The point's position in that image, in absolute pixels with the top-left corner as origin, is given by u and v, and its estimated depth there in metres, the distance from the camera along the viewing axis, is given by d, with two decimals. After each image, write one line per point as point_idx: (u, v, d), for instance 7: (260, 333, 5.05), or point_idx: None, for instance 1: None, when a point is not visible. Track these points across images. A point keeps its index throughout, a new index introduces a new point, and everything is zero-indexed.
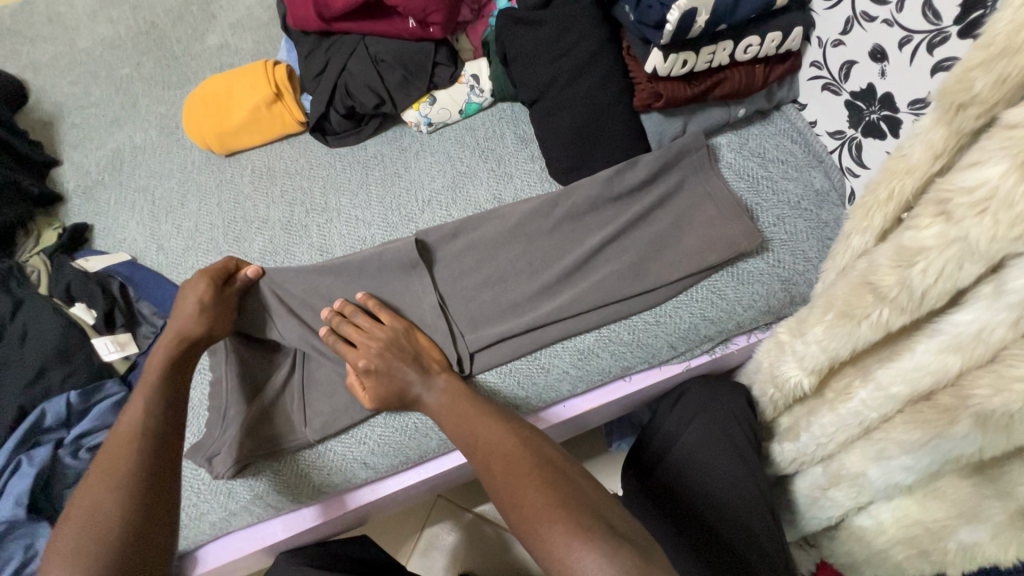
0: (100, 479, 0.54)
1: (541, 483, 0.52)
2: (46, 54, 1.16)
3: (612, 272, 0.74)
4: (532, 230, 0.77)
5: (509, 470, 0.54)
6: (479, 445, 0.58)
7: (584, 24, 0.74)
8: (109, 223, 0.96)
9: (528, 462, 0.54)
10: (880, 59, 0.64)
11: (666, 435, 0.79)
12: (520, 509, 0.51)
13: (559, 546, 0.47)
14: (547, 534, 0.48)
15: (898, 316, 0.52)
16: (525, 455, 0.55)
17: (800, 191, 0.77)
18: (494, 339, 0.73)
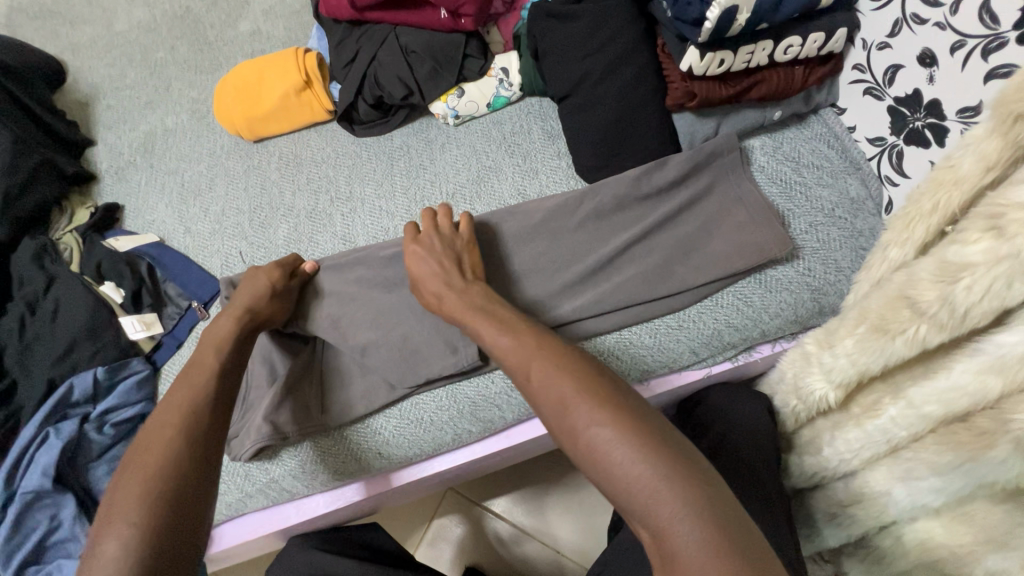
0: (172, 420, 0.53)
1: (578, 379, 0.47)
2: (85, 36, 1.18)
3: (636, 274, 0.73)
4: (556, 228, 0.77)
5: (541, 367, 0.50)
6: (508, 344, 0.54)
7: (619, 19, 0.73)
8: (140, 204, 0.97)
9: (560, 358, 0.50)
10: (929, 63, 0.61)
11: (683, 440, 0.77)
12: (556, 404, 0.47)
13: (600, 446, 0.43)
14: (586, 432, 0.44)
15: (936, 333, 0.50)
16: (561, 352, 0.51)
17: (834, 198, 0.74)
18: None
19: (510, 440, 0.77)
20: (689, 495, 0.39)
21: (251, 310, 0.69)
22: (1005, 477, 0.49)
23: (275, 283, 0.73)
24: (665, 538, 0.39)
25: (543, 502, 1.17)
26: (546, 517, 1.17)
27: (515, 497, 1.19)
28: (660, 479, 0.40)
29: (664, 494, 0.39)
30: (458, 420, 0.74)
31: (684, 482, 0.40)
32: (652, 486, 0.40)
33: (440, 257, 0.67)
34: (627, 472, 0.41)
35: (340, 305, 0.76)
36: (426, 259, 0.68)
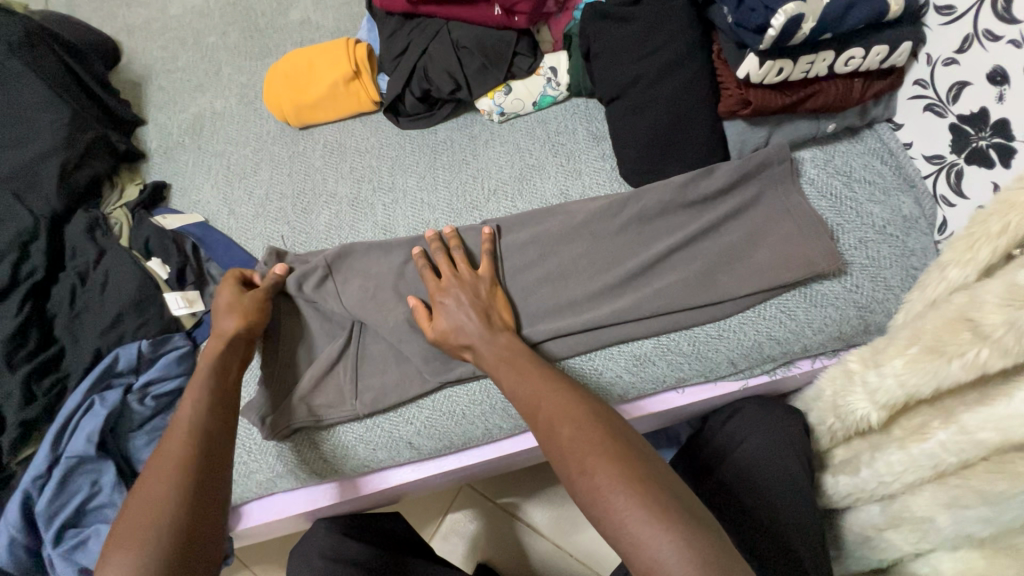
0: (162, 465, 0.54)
1: (584, 432, 0.53)
2: (140, 18, 1.21)
3: (678, 281, 0.72)
4: (599, 229, 0.76)
5: (552, 418, 0.56)
6: (523, 392, 0.60)
7: (677, 23, 0.72)
8: (186, 184, 1.00)
9: (568, 411, 0.56)
10: (999, 82, 0.60)
11: (715, 451, 0.76)
12: (562, 454, 0.53)
13: (600, 493, 0.48)
14: (588, 478, 0.50)
15: (999, 358, 0.48)
16: (572, 404, 0.56)
17: (886, 216, 0.73)
18: (550, 335, 0.72)
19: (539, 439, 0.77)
20: (679, 544, 0.44)
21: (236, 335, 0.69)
22: None
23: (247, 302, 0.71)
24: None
25: (559, 504, 1.17)
26: (562, 519, 1.17)
27: (531, 497, 1.19)
28: (654, 528, 0.45)
29: (656, 540, 0.45)
30: (489, 416, 0.74)
31: (673, 531, 0.45)
32: (646, 534, 0.45)
33: (461, 299, 0.69)
34: (623, 519, 0.47)
35: (377, 294, 0.77)
36: (448, 301, 0.69)
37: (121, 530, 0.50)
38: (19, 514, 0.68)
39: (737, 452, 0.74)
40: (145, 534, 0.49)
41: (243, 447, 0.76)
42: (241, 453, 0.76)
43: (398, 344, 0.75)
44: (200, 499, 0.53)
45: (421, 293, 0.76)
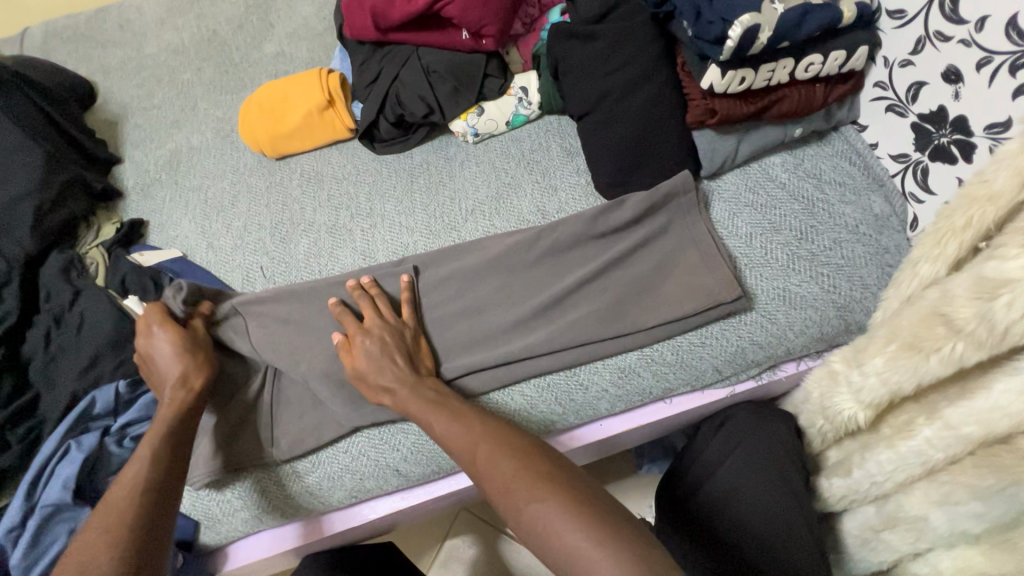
0: (113, 503, 0.57)
1: (523, 466, 0.52)
2: (115, 58, 1.22)
3: (590, 314, 0.73)
4: (510, 264, 0.77)
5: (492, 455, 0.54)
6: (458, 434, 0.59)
7: (640, 39, 0.74)
8: (163, 220, 0.99)
9: (505, 447, 0.55)
10: (953, 80, 0.61)
11: (702, 465, 0.76)
12: (505, 490, 0.51)
13: (549, 526, 0.47)
14: (535, 513, 0.48)
15: (974, 351, 0.48)
16: (509, 441, 0.56)
17: (858, 215, 0.74)
18: (462, 372, 0.72)
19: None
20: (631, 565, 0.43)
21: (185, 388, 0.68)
22: None
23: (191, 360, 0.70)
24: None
25: None
26: None
27: None
28: (599, 552, 0.45)
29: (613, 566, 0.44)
30: None
31: (622, 552, 0.44)
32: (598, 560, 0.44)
33: (375, 343, 0.68)
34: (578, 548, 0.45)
35: (293, 336, 0.77)
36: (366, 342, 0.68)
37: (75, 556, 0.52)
38: None
39: (720, 468, 0.74)
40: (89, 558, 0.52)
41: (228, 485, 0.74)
42: (226, 491, 0.74)
43: None
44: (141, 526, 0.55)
45: None
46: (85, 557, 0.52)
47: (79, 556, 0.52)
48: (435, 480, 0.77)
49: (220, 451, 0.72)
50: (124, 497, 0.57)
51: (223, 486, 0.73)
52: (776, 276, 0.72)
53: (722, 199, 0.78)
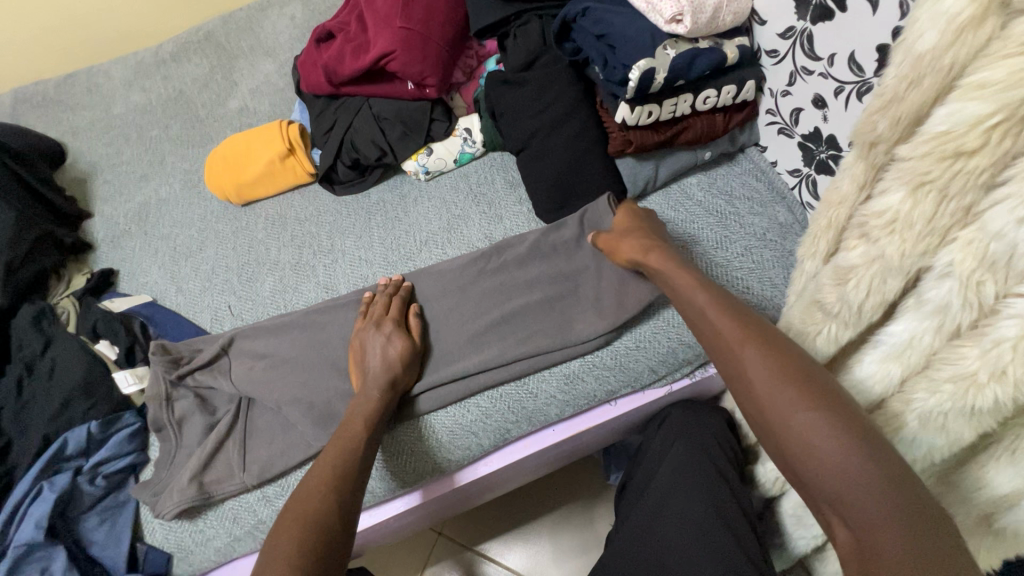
0: (325, 470, 0.64)
1: (791, 373, 0.51)
2: (84, 120, 1.29)
3: (538, 329, 0.81)
4: (465, 283, 0.86)
5: (761, 360, 0.52)
6: (725, 323, 0.57)
7: (561, 83, 0.84)
8: (133, 268, 1.04)
9: (783, 351, 0.53)
10: (821, 106, 0.72)
11: (640, 479, 0.81)
12: (798, 451, 0.48)
13: (856, 504, 0.44)
14: (835, 483, 0.46)
15: (845, 330, 0.56)
16: (774, 341, 0.54)
17: (765, 224, 0.83)
18: (424, 387, 0.79)
19: (486, 470, 0.80)
20: (886, 485, 0.44)
21: (391, 382, 0.74)
22: (920, 457, 0.53)
23: (403, 352, 0.77)
24: (865, 524, 0.44)
25: (534, 542, 1.20)
26: (540, 557, 1.19)
27: (508, 536, 1.21)
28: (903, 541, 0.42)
29: (866, 476, 0.44)
30: (437, 449, 0.78)
31: (881, 484, 0.44)
32: (852, 471, 0.45)
33: (631, 226, 0.78)
34: (829, 457, 0.46)
35: (266, 367, 0.82)
36: (624, 223, 0.78)
37: (291, 521, 0.58)
38: None
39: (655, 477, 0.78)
40: (308, 519, 0.57)
41: (199, 516, 0.77)
42: (196, 521, 0.77)
43: (344, 392, 0.80)
44: (354, 487, 0.63)
45: (340, 352, 0.83)
46: (314, 517, 0.58)
47: (299, 521, 0.57)
48: (396, 497, 0.79)
49: (198, 479, 0.76)
50: (331, 469, 0.64)
51: (195, 516, 0.77)
52: None
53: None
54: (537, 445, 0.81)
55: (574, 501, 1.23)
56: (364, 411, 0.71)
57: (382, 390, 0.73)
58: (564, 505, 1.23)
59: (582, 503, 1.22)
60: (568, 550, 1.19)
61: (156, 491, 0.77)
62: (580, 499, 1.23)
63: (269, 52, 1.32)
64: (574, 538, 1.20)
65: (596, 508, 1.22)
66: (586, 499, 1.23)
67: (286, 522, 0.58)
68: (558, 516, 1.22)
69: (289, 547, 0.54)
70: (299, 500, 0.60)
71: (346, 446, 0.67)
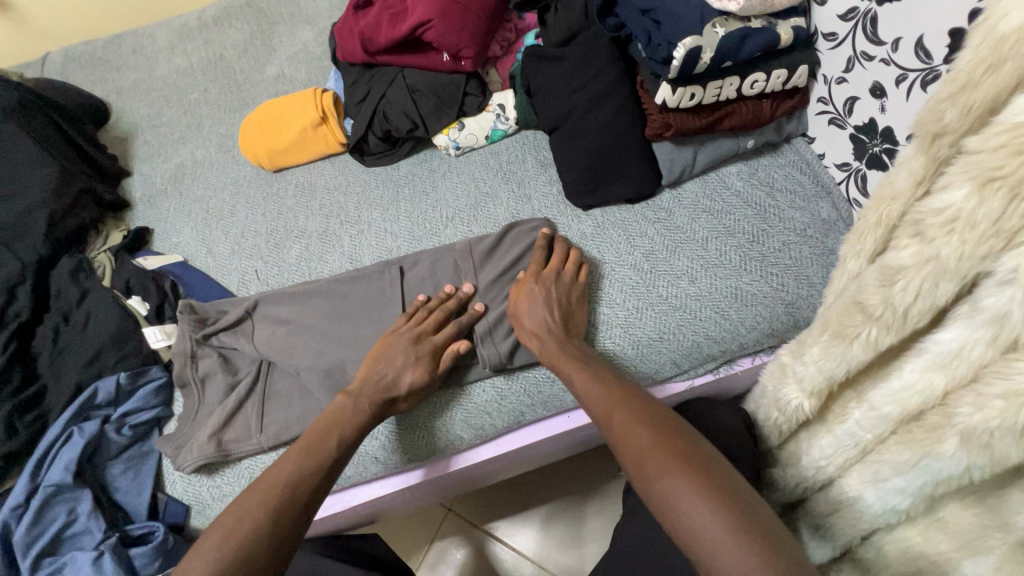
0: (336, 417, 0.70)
1: (656, 431, 0.57)
2: (128, 81, 1.32)
3: None
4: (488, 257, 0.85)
5: (627, 422, 0.59)
6: (598, 396, 0.64)
7: (600, 60, 0.80)
8: (167, 228, 1.07)
9: (648, 416, 0.58)
10: (879, 95, 0.68)
11: None
12: (659, 501, 0.52)
13: (713, 541, 0.46)
14: (692, 525, 0.48)
15: (886, 335, 0.52)
16: (645, 412, 0.60)
17: (807, 220, 0.79)
18: None
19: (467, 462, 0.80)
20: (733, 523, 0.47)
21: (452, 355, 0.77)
22: (957, 474, 0.50)
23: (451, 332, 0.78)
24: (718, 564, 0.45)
25: (542, 526, 1.20)
26: (547, 540, 1.19)
27: (514, 518, 1.22)
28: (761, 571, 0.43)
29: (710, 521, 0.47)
30: (450, 426, 0.78)
31: (735, 523, 0.47)
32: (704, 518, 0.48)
33: (546, 296, 0.76)
34: (685, 505, 0.49)
35: (289, 333, 0.83)
36: (536, 292, 0.76)
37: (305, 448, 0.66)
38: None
39: None
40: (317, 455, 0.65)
41: (216, 473, 0.79)
42: (214, 478, 0.79)
43: (361, 362, 0.80)
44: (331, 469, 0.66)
45: (359, 320, 0.83)
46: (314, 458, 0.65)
47: (310, 456, 0.65)
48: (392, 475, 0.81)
49: (216, 436, 0.78)
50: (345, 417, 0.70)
51: (213, 472, 0.79)
52: (729, 275, 0.77)
53: (682, 204, 0.84)
54: (553, 429, 0.81)
55: (585, 489, 1.22)
56: (311, 468, 0.64)
57: (377, 407, 0.72)
58: (576, 491, 1.22)
59: (593, 493, 1.22)
60: (573, 537, 1.18)
61: (177, 445, 0.79)
62: (590, 488, 1.22)
63: (308, 19, 1.32)
64: (582, 526, 1.19)
65: (607, 497, 1.21)
66: (595, 489, 1.22)
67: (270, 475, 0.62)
68: (566, 502, 1.22)
69: (287, 467, 0.63)
70: (295, 447, 0.66)
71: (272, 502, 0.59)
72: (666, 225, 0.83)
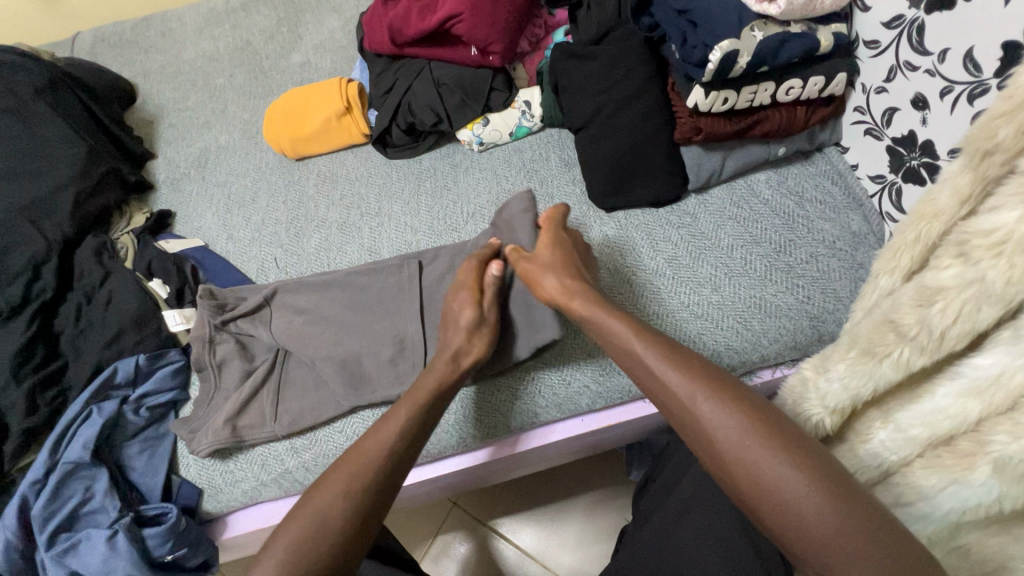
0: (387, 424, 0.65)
1: (749, 416, 0.51)
2: (154, 63, 1.33)
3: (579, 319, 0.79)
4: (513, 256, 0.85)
5: (715, 408, 0.52)
6: (668, 373, 0.57)
7: (631, 60, 0.79)
8: (189, 212, 1.07)
9: (737, 400, 0.53)
10: (921, 107, 0.66)
11: (661, 482, 0.78)
12: (759, 493, 0.48)
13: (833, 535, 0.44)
14: (805, 517, 0.45)
15: (919, 356, 0.50)
16: (734, 394, 0.53)
17: (836, 232, 0.77)
18: None
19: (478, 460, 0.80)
20: (844, 510, 0.45)
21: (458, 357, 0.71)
22: (986, 504, 0.48)
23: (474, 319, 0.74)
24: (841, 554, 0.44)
25: (547, 526, 1.19)
26: (552, 540, 1.18)
27: (520, 516, 1.21)
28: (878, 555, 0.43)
29: (821, 513, 0.45)
30: (461, 425, 0.78)
31: (845, 507, 0.45)
32: (815, 511, 0.45)
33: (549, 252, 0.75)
34: (795, 499, 0.46)
35: (306, 323, 0.83)
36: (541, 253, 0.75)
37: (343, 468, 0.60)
38: (17, 519, 0.71)
39: (680, 482, 0.72)
40: (356, 475, 0.60)
41: (230, 458, 0.80)
42: (227, 463, 0.80)
43: (376, 356, 0.80)
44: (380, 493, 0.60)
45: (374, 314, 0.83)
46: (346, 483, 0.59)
47: (352, 477, 0.59)
48: None
49: (229, 422, 0.78)
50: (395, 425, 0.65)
51: (227, 457, 0.80)
52: (755, 285, 0.76)
53: (708, 211, 0.83)
54: (566, 432, 0.80)
55: (592, 491, 1.22)
56: (364, 487, 0.59)
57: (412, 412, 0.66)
58: (582, 493, 1.22)
59: (600, 495, 1.21)
60: (578, 538, 1.18)
61: (193, 429, 0.80)
62: (598, 490, 1.22)
63: (335, 8, 1.32)
64: (587, 528, 1.19)
65: (613, 500, 1.20)
66: (602, 491, 1.21)
67: (313, 501, 0.58)
68: (572, 503, 1.21)
69: (332, 500, 0.57)
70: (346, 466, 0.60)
71: (321, 541, 0.55)
72: (691, 230, 0.82)
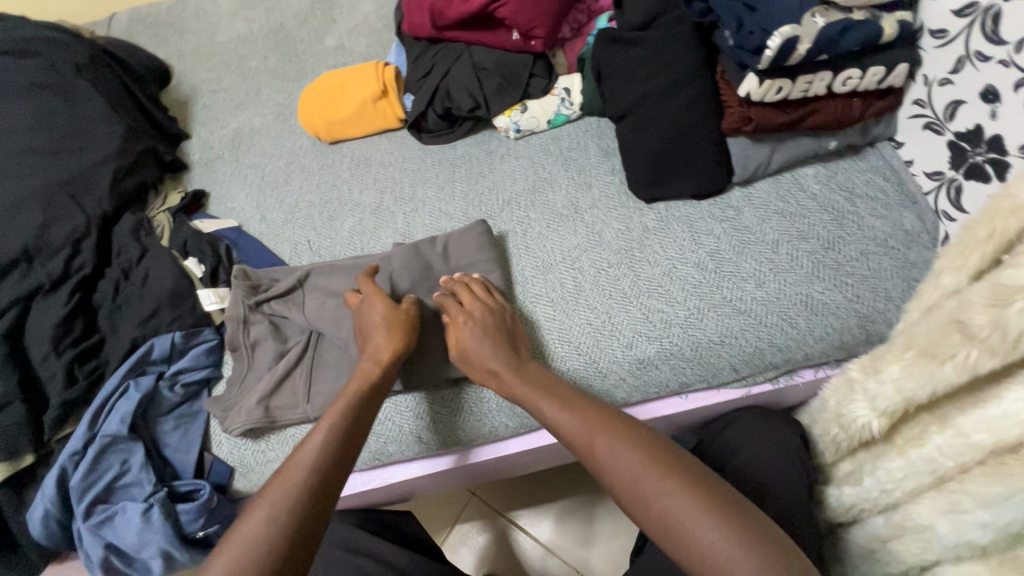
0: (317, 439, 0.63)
1: (645, 457, 0.55)
2: (189, 44, 1.33)
3: (621, 309, 0.77)
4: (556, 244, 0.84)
5: (615, 451, 0.57)
6: (573, 425, 0.61)
7: (680, 46, 0.77)
8: (222, 193, 1.08)
9: (637, 441, 0.57)
10: (991, 100, 0.63)
11: None
12: (663, 526, 0.52)
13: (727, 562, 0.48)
14: (704, 549, 0.49)
15: (988, 358, 0.48)
16: (633, 437, 0.58)
17: (888, 229, 0.75)
18: None
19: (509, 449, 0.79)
20: (740, 537, 0.49)
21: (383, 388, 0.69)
22: None
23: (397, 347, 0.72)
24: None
25: (567, 520, 1.19)
26: (572, 534, 1.18)
27: (540, 509, 1.21)
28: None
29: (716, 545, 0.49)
30: (493, 414, 0.77)
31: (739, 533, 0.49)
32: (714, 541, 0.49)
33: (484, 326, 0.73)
34: (695, 531, 0.50)
35: (338, 306, 0.83)
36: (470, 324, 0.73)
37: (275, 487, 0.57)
38: (56, 488, 0.73)
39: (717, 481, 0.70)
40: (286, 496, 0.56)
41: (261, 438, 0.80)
42: (258, 443, 0.80)
43: None
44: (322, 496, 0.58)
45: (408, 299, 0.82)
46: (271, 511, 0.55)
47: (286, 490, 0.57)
48: (432, 457, 0.81)
49: (263, 402, 0.78)
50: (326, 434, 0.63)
51: (258, 437, 0.80)
52: (801, 282, 0.74)
53: (752, 205, 0.80)
54: None
55: None
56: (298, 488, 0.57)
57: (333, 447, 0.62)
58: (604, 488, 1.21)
59: None
60: (598, 533, 1.17)
61: (225, 407, 0.80)
62: None
63: None
64: (608, 523, 1.18)
65: None
66: None
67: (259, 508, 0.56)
68: (593, 498, 1.20)
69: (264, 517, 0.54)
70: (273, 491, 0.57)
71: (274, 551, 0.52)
72: (735, 223, 0.79)
